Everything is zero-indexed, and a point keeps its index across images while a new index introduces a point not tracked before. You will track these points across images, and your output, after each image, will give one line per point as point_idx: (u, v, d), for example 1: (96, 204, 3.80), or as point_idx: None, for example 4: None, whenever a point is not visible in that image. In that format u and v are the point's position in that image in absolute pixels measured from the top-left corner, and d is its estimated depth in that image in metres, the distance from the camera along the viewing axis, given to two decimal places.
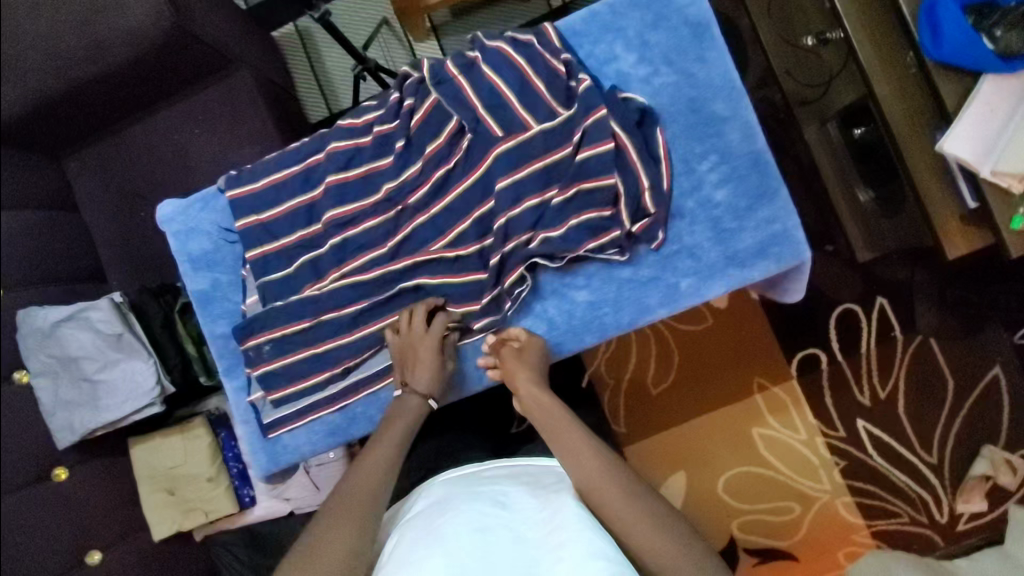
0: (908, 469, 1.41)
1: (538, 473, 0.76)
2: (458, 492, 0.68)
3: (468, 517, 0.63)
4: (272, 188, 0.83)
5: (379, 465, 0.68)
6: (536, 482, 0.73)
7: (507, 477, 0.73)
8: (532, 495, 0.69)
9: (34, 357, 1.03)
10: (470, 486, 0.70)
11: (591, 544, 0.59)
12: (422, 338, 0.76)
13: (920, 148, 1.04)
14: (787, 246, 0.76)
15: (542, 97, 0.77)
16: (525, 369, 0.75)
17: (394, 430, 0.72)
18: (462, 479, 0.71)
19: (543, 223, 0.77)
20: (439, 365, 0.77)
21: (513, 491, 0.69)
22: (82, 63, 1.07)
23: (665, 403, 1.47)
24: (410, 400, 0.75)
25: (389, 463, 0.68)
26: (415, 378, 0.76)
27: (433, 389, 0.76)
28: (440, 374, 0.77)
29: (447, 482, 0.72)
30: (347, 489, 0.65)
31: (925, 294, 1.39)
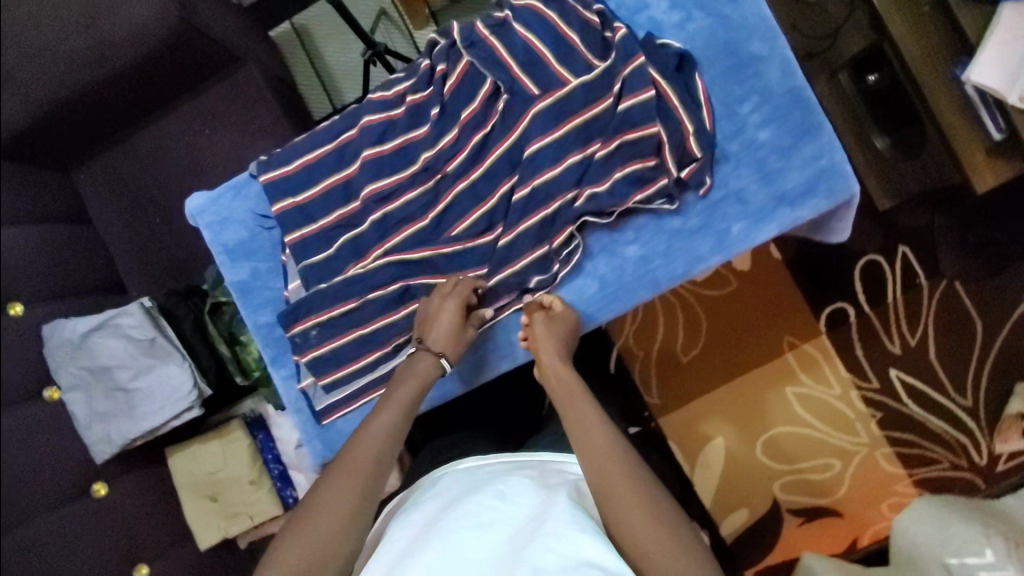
0: (943, 413, 1.38)
1: (545, 468, 0.74)
2: (461, 489, 0.69)
3: (466, 513, 0.63)
4: (307, 168, 0.83)
5: (384, 431, 0.66)
6: (541, 476, 0.71)
7: (511, 469, 0.72)
8: (534, 488, 0.68)
9: (65, 370, 1.00)
10: (475, 481, 0.70)
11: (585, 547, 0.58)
12: (447, 301, 0.75)
13: (941, 89, 1.05)
14: (836, 181, 0.77)
15: (577, 50, 0.77)
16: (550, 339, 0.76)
17: (403, 392, 0.70)
18: (468, 475, 0.72)
19: (588, 179, 0.77)
20: (461, 329, 0.75)
21: (513, 482, 0.68)
22: (88, 67, 1.05)
23: (696, 370, 1.45)
24: (422, 357, 0.73)
25: (393, 429, 0.67)
26: (434, 336, 0.74)
27: (446, 349, 0.74)
28: (458, 339, 0.75)
29: (453, 478, 0.72)
30: (348, 456, 0.64)
31: (948, 238, 1.38)
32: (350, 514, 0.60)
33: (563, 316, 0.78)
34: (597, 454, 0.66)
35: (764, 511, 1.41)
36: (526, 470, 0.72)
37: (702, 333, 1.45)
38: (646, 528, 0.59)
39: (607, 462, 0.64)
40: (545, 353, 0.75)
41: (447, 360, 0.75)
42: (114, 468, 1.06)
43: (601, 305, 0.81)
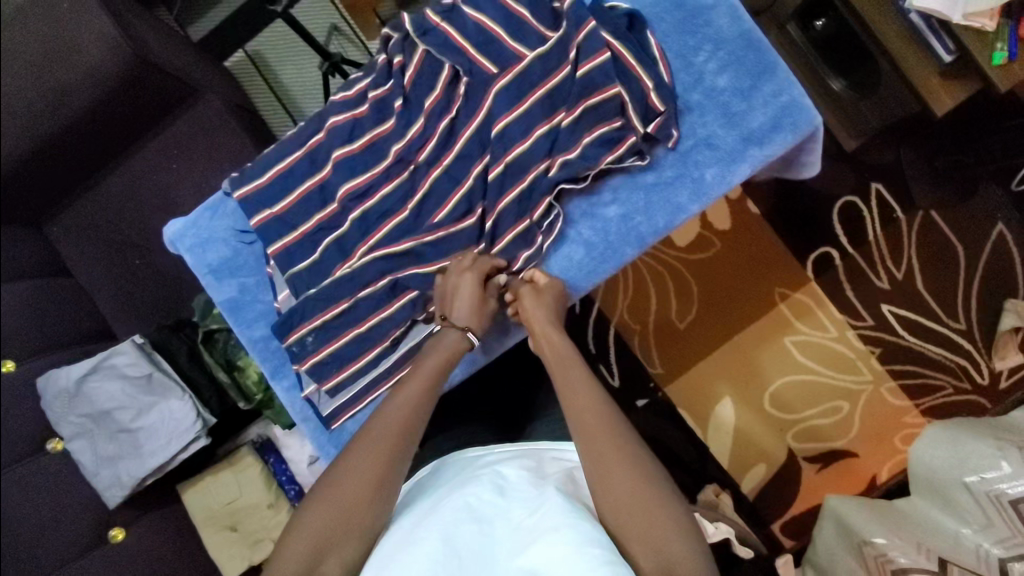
0: (940, 340, 1.40)
1: (541, 456, 0.75)
2: (461, 478, 0.70)
3: (465, 503, 0.64)
4: (280, 177, 0.83)
5: (408, 405, 0.70)
6: (539, 467, 0.72)
7: (509, 459, 0.72)
8: (530, 479, 0.69)
9: (65, 421, 0.99)
10: (475, 469, 0.71)
11: (583, 536, 0.58)
12: (464, 276, 0.76)
13: (885, 22, 1.08)
14: (799, 114, 0.78)
15: (528, 23, 0.78)
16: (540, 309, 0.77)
17: (425, 367, 0.73)
18: (469, 463, 0.72)
19: (559, 147, 0.78)
20: (483, 302, 0.77)
21: (511, 474, 0.69)
22: (48, 116, 1.04)
23: (694, 333, 1.45)
24: (450, 334, 0.76)
25: (416, 404, 0.70)
26: (457, 313, 0.76)
27: (472, 324, 0.77)
28: (481, 314, 0.77)
29: (454, 468, 0.73)
30: (375, 428, 0.68)
31: (916, 171, 1.41)
32: (378, 479, 0.65)
33: (548, 285, 0.79)
34: (590, 425, 0.69)
35: (782, 463, 1.42)
36: (523, 461, 0.72)
37: (694, 297, 1.45)
38: (640, 510, 0.62)
39: (600, 438, 0.68)
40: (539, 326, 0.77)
41: (474, 334, 0.77)
42: (128, 513, 1.05)
43: (590, 268, 0.82)
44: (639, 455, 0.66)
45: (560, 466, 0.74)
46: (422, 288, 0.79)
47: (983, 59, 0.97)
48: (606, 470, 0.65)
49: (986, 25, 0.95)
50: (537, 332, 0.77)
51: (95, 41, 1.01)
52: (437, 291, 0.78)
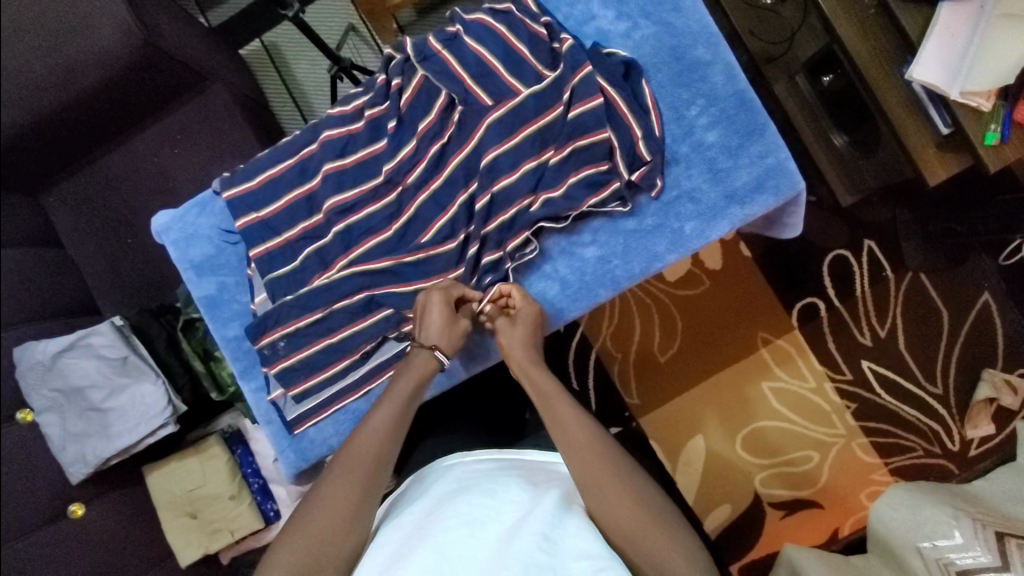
0: (915, 402, 1.41)
1: (533, 467, 0.74)
2: (449, 489, 0.68)
3: (456, 511, 0.63)
4: (270, 183, 0.85)
5: (383, 429, 0.71)
6: (527, 475, 0.71)
7: (496, 469, 0.71)
8: (524, 486, 0.67)
9: (37, 394, 1.00)
10: (464, 478, 0.69)
11: (575, 545, 0.60)
12: (432, 295, 0.78)
13: (888, 84, 1.08)
14: (783, 177, 0.81)
15: (528, 61, 0.81)
16: (513, 337, 0.78)
17: (399, 387, 0.74)
18: (454, 473, 0.71)
19: (544, 184, 0.81)
20: (452, 322, 0.78)
21: (503, 482, 0.67)
22: (54, 90, 1.06)
23: (673, 370, 1.45)
24: (418, 353, 0.77)
25: (391, 425, 0.71)
26: (427, 333, 0.77)
27: (440, 341, 0.77)
28: (452, 331, 0.78)
29: (437, 479, 0.71)
30: (350, 457, 0.68)
31: (909, 232, 1.42)
32: (351, 509, 0.64)
33: (521, 318, 0.80)
34: (581, 448, 0.69)
35: (747, 506, 1.42)
36: (512, 470, 0.71)
37: (677, 333, 1.45)
38: (637, 520, 0.64)
39: (588, 456, 0.68)
40: (511, 355, 0.78)
41: (443, 354, 0.77)
42: (90, 490, 1.06)
43: (563, 305, 0.85)
44: (625, 472, 0.67)
45: (548, 475, 0.73)
46: (397, 307, 0.81)
47: (977, 137, 0.99)
48: (598, 482, 0.66)
49: (983, 105, 0.97)
50: (514, 359, 0.78)
51: (109, 24, 1.03)
52: (413, 311, 0.79)
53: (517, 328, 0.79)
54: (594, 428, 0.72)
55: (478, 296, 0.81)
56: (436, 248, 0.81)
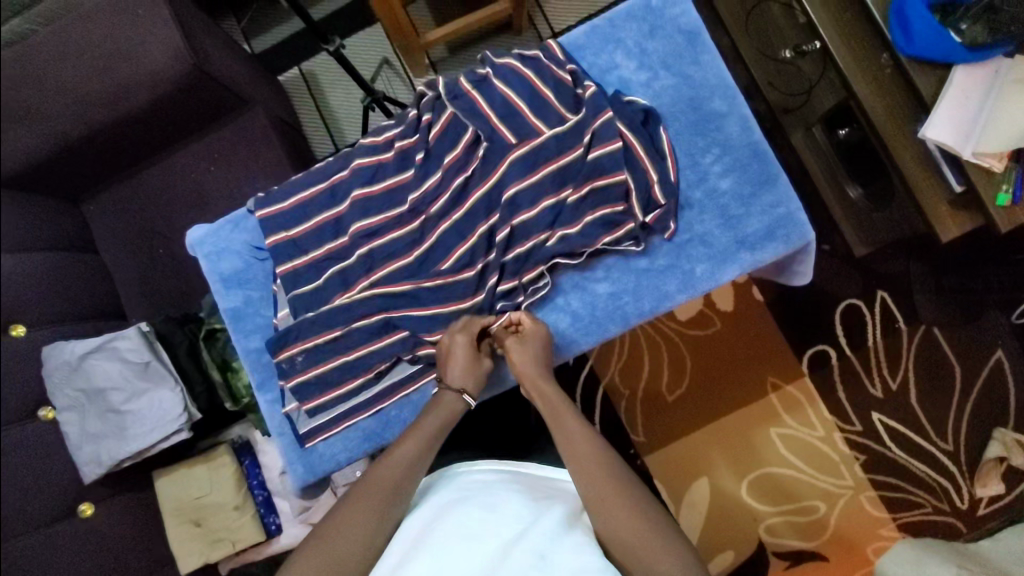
0: (925, 457, 1.39)
1: (535, 482, 0.76)
2: (451, 497, 0.71)
3: (456, 523, 0.66)
4: (301, 205, 0.90)
5: (406, 459, 0.74)
6: (529, 489, 0.73)
7: (498, 481, 0.73)
8: (525, 500, 0.69)
9: (60, 392, 1.05)
10: (467, 488, 0.72)
11: (573, 563, 0.61)
12: (458, 337, 0.81)
13: (903, 141, 1.10)
14: (793, 227, 0.84)
15: (551, 104, 0.86)
16: (526, 367, 0.81)
17: (429, 421, 0.77)
18: (458, 482, 0.74)
19: (561, 221, 0.84)
20: (476, 362, 0.81)
21: (503, 495, 0.69)
22: (106, 106, 1.13)
23: (680, 409, 1.45)
24: (446, 394, 0.80)
25: (416, 458, 0.74)
26: (453, 374, 0.80)
27: (466, 383, 0.81)
28: (475, 371, 0.81)
29: (441, 487, 0.74)
30: (375, 478, 0.71)
31: (922, 285, 1.42)
32: (368, 534, 0.68)
33: (531, 344, 0.82)
34: (591, 467, 0.72)
35: (751, 554, 1.40)
36: (515, 483, 0.73)
37: (687, 373, 1.46)
38: (640, 538, 0.65)
39: (598, 474, 0.71)
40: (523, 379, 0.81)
41: (470, 395, 0.81)
42: (101, 491, 1.09)
43: (572, 337, 0.87)
44: (633, 492, 0.68)
45: (552, 491, 0.75)
46: (415, 330, 0.84)
47: (988, 198, 1.01)
48: (604, 498, 0.68)
49: (995, 165, 0.99)
50: (529, 379, 0.81)
51: (161, 48, 1.09)
52: (437, 355, 0.83)
53: (529, 343, 0.82)
54: (601, 459, 0.72)
55: (490, 321, 0.83)
56: (451, 278, 0.84)
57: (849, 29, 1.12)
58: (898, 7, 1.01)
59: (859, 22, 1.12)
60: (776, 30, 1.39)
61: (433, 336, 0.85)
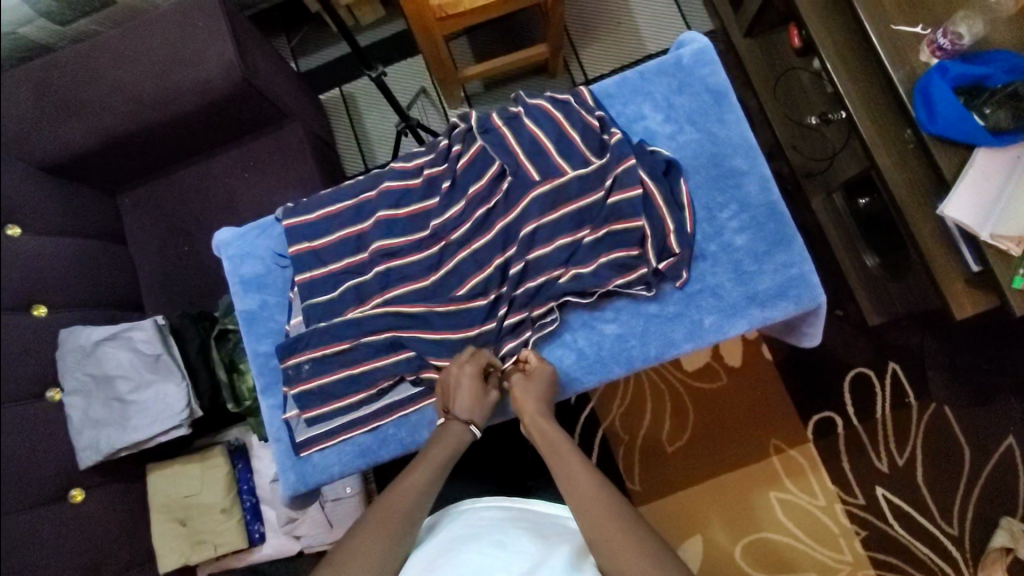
0: (929, 540, 1.35)
1: (541, 521, 0.78)
2: (459, 533, 0.74)
3: (466, 559, 0.67)
4: (326, 219, 0.92)
5: (415, 488, 0.75)
6: (537, 529, 0.75)
7: (507, 521, 0.76)
8: (533, 539, 0.72)
9: (71, 375, 1.07)
10: (476, 526, 0.75)
11: None
12: (466, 367, 0.81)
13: (922, 215, 1.11)
14: (805, 289, 0.84)
15: (577, 146, 0.87)
16: (533, 397, 0.81)
17: (436, 452, 0.78)
18: (467, 520, 0.77)
19: (576, 259, 0.85)
20: (482, 393, 0.81)
21: (513, 535, 0.72)
22: (154, 108, 1.19)
23: (679, 461, 1.43)
24: (452, 424, 0.81)
25: (423, 488, 0.75)
26: (460, 406, 0.80)
27: (474, 414, 0.81)
28: (481, 402, 0.81)
29: (450, 525, 0.78)
30: (384, 508, 0.73)
31: (935, 361, 1.41)
32: (379, 562, 0.69)
33: (539, 375, 0.83)
34: (589, 503, 0.72)
35: None
36: (523, 524, 0.76)
37: (688, 425, 1.44)
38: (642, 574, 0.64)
39: (598, 510, 0.71)
40: (528, 409, 0.81)
41: (477, 425, 0.81)
42: (94, 478, 1.10)
43: (575, 375, 0.87)
44: (625, 540, 0.67)
45: (559, 529, 0.77)
46: (421, 352, 0.85)
47: (1005, 280, 1.00)
48: (607, 536, 0.68)
49: (1012, 248, 0.99)
50: (528, 413, 0.81)
51: (215, 59, 1.16)
52: (438, 388, 0.84)
53: (534, 381, 0.82)
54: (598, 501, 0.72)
55: (495, 359, 0.83)
56: (460, 304, 0.86)
57: (875, 104, 1.15)
58: (923, 86, 1.03)
59: (884, 98, 1.15)
60: (804, 97, 1.46)
61: (439, 362, 0.85)
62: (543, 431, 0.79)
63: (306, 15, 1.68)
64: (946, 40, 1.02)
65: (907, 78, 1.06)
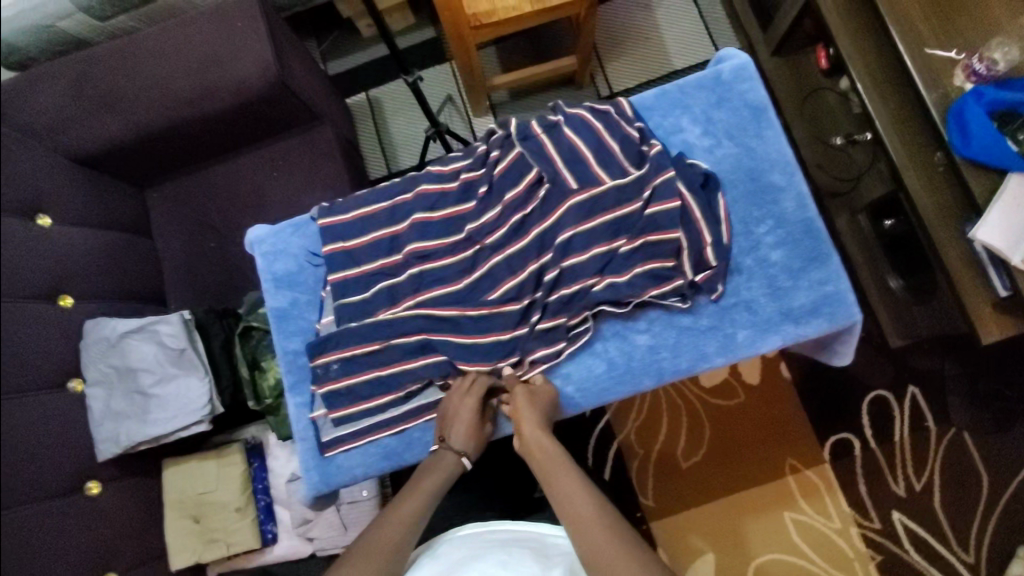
0: (944, 566, 1.33)
1: (542, 541, 0.85)
2: (464, 550, 0.82)
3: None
4: (361, 220, 0.93)
5: (404, 519, 0.78)
6: (539, 549, 0.82)
7: (510, 540, 0.83)
8: (534, 559, 0.79)
9: (94, 366, 1.08)
10: (481, 544, 0.83)
11: None
12: (466, 401, 0.83)
13: (951, 238, 1.11)
14: (840, 307, 0.84)
15: (616, 157, 0.88)
16: (533, 415, 0.82)
17: (426, 482, 0.81)
18: (472, 538, 0.84)
19: (610, 268, 0.84)
20: (478, 426, 0.84)
21: (514, 554, 0.79)
22: (188, 105, 1.20)
23: (693, 478, 1.41)
24: (445, 455, 0.83)
25: (411, 518, 0.78)
26: (455, 437, 0.83)
27: (467, 447, 0.83)
28: (476, 433, 0.84)
29: (457, 541, 0.85)
30: (375, 539, 0.76)
31: (956, 386, 1.39)
32: None
33: (542, 393, 0.84)
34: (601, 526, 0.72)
35: None
36: (526, 543, 0.83)
37: (704, 442, 1.43)
38: None
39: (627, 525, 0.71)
40: (528, 426, 0.82)
41: (469, 458, 0.83)
42: (111, 471, 1.09)
43: (606, 385, 0.86)
44: None
45: (558, 549, 0.84)
46: (452, 357, 0.85)
47: None
48: (609, 561, 0.70)
49: None
50: (527, 433, 0.82)
51: (252, 59, 1.17)
52: (437, 412, 0.85)
53: (537, 400, 0.83)
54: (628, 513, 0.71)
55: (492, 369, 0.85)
56: (491, 309, 0.85)
57: (905, 126, 1.15)
58: (958, 110, 1.03)
59: (915, 121, 1.15)
60: (830, 117, 1.48)
61: (472, 364, 0.85)
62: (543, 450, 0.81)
63: (338, 20, 1.71)
64: (983, 66, 1.03)
65: (941, 100, 1.06)
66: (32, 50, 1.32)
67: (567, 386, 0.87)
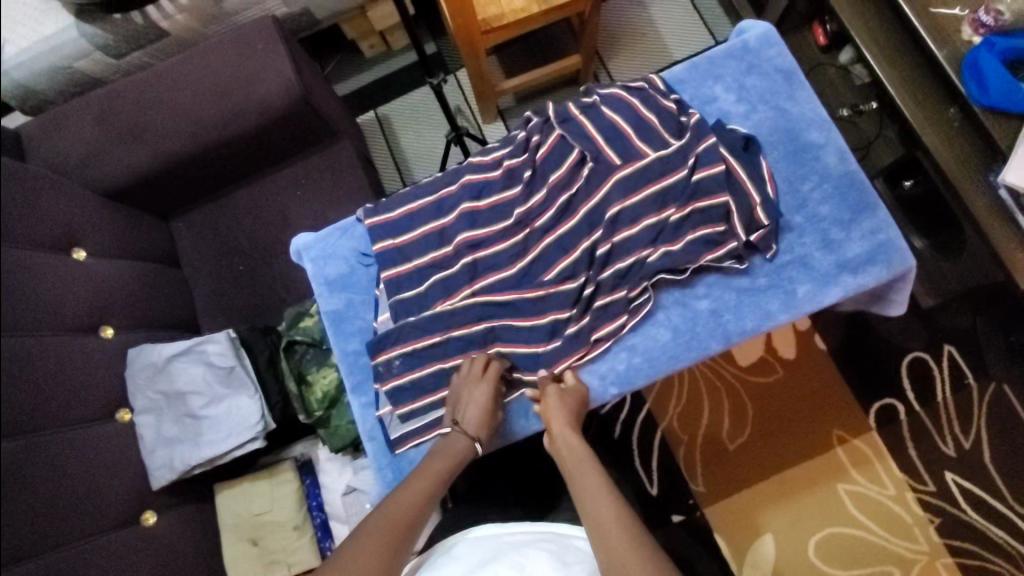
0: (1004, 523, 1.32)
1: (563, 543, 0.83)
2: (482, 550, 0.81)
3: None
4: (409, 215, 0.94)
5: (416, 498, 0.76)
6: (559, 550, 0.80)
7: (531, 540, 0.81)
8: (554, 562, 0.77)
9: (142, 394, 1.08)
10: (500, 545, 0.81)
11: None
12: (481, 386, 0.83)
13: (971, 189, 1.10)
14: (894, 252, 0.86)
15: (655, 129, 0.90)
16: (562, 410, 0.83)
17: (437, 467, 0.80)
18: (490, 539, 0.83)
19: (663, 238, 0.86)
20: (491, 411, 0.83)
21: (531, 556, 0.77)
22: (213, 129, 1.21)
23: (742, 459, 1.40)
24: (457, 438, 0.82)
25: (423, 498, 0.77)
26: (468, 421, 0.82)
27: (480, 432, 0.83)
28: (488, 419, 0.83)
29: (474, 541, 0.83)
30: (385, 515, 0.74)
31: (991, 341, 1.40)
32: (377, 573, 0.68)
33: (573, 393, 0.85)
34: None
35: None
36: (546, 543, 0.81)
37: (749, 420, 1.42)
38: None
39: None
40: (555, 419, 0.83)
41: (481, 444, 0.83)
42: (164, 500, 1.07)
43: (674, 352, 0.87)
44: None
45: (579, 552, 0.81)
46: (517, 338, 0.87)
47: None
48: (625, 559, 0.66)
49: None
50: (553, 424, 0.82)
51: (275, 79, 1.19)
52: (449, 397, 0.85)
53: (568, 399, 0.84)
54: None
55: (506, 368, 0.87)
56: (550, 289, 0.86)
57: (914, 87, 1.18)
58: (973, 60, 1.06)
59: (923, 81, 1.17)
60: (834, 90, 1.51)
61: (531, 345, 0.87)
62: (567, 444, 0.81)
63: (343, 43, 1.74)
64: (990, 17, 1.07)
65: (952, 56, 1.10)
66: (50, 93, 1.33)
67: (634, 357, 0.88)
